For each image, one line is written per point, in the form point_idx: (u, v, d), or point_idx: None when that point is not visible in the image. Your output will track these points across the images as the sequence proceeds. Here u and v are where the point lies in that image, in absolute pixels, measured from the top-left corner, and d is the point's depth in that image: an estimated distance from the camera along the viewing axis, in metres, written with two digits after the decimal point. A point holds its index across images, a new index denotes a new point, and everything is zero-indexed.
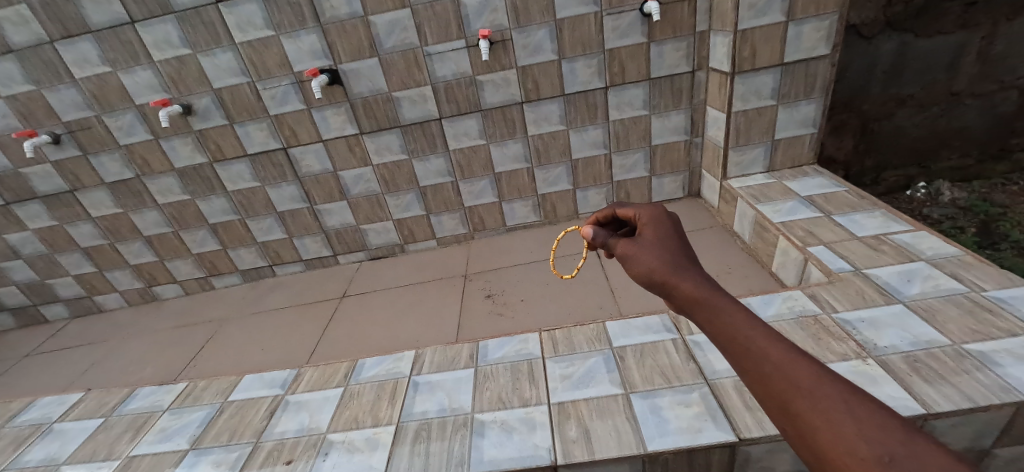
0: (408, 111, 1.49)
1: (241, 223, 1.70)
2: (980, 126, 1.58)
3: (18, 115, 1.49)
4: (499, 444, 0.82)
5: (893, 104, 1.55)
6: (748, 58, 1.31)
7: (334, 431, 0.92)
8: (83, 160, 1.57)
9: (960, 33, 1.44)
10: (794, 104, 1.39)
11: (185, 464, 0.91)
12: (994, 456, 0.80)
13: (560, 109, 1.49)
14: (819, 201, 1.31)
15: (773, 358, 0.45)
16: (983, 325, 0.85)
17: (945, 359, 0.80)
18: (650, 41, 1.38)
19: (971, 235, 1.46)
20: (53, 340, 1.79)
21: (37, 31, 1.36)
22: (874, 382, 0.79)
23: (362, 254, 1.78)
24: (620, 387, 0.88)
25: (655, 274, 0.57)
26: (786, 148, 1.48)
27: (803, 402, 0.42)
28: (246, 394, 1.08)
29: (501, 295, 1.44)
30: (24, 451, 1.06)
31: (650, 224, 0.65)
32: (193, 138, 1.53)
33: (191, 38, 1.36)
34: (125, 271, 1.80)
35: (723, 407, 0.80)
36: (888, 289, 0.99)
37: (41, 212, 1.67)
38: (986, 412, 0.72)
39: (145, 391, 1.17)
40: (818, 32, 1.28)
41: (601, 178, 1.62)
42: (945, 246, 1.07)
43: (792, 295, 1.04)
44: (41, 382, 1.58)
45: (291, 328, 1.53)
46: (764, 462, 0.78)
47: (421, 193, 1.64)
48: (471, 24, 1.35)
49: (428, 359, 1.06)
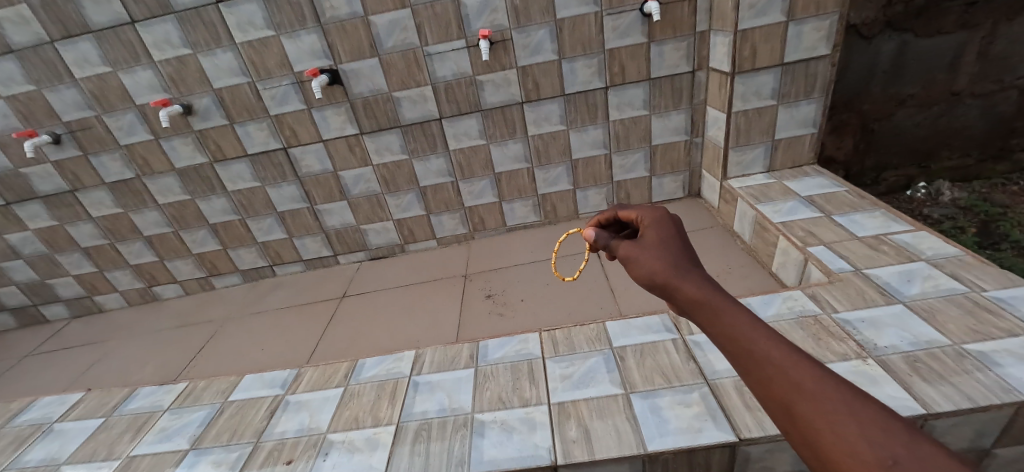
0: (408, 111, 1.49)
1: (241, 223, 1.70)
2: (980, 126, 1.58)
3: (18, 115, 1.49)
4: (499, 444, 0.82)
5: (893, 104, 1.55)
6: (748, 58, 1.31)
7: (335, 431, 0.92)
8: (84, 161, 1.57)
9: (960, 34, 1.44)
10: (794, 105, 1.39)
11: (185, 464, 0.91)
12: (994, 456, 0.80)
13: (560, 109, 1.49)
14: (819, 201, 1.31)
15: (775, 360, 0.45)
16: (984, 325, 0.85)
17: (945, 359, 0.80)
18: (650, 41, 1.38)
19: (971, 235, 1.46)
20: (53, 340, 1.79)
21: (37, 31, 1.36)
22: (874, 382, 0.79)
23: (362, 254, 1.78)
24: (620, 387, 0.88)
25: (656, 276, 0.57)
26: (786, 148, 1.48)
27: (806, 405, 0.42)
28: (246, 394, 1.08)
29: (501, 295, 1.44)
30: (24, 451, 1.06)
31: (653, 226, 0.65)
32: (193, 138, 1.53)
33: (191, 38, 1.36)
34: (125, 271, 1.80)
35: (723, 407, 0.80)
36: (888, 289, 0.99)
37: (42, 212, 1.67)
38: (986, 412, 0.72)
39: (145, 391, 1.17)
40: (818, 32, 1.28)
41: (601, 178, 1.62)
42: (945, 246, 1.07)
43: (793, 295, 1.04)
44: (41, 382, 1.58)
45: (292, 327, 1.53)
46: (765, 462, 0.78)
47: (421, 193, 1.64)
48: (471, 24, 1.35)
49: (428, 359, 1.07)
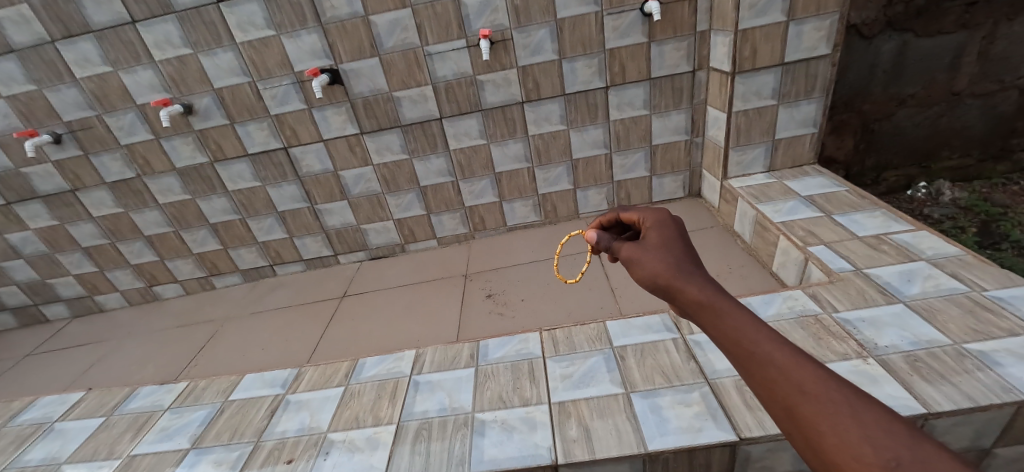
0: (408, 111, 1.49)
1: (241, 223, 1.70)
2: (980, 126, 1.58)
3: (19, 115, 1.49)
4: (499, 444, 0.82)
5: (893, 104, 1.55)
6: (749, 58, 1.31)
7: (335, 430, 0.92)
8: (84, 160, 1.57)
9: (960, 34, 1.44)
10: (795, 104, 1.39)
11: (185, 464, 0.91)
12: (994, 456, 0.80)
13: (560, 109, 1.49)
14: (820, 201, 1.31)
15: (778, 362, 0.45)
16: (984, 324, 0.85)
17: (945, 359, 0.80)
18: (650, 41, 1.38)
19: (972, 235, 1.46)
20: (54, 340, 1.79)
21: (38, 31, 1.36)
22: (874, 382, 0.79)
23: (362, 254, 1.78)
24: (620, 386, 0.88)
25: (659, 278, 0.57)
26: (786, 148, 1.48)
27: (809, 407, 0.42)
28: (246, 393, 1.08)
29: (501, 295, 1.44)
30: (24, 451, 1.07)
31: (655, 228, 0.65)
32: (194, 137, 1.53)
33: (191, 37, 1.36)
34: (126, 271, 1.80)
35: (723, 406, 0.80)
36: (888, 288, 0.99)
37: (42, 211, 1.67)
38: (986, 412, 0.72)
39: (146, 391, 1.18)
40: (818, 32, 1.28)
41: (601, 178, 1.62)
42: (945, 246, 1.07)
43: (793, 295, 1.04)
44: (41, 381, 1.58)
45: (292, 327, 1.53)
46: (764, 462, 0.78)
47: (422, 193, 1.65)
48: (471, 24, 1.35)
49: (428, 359, 1.06)
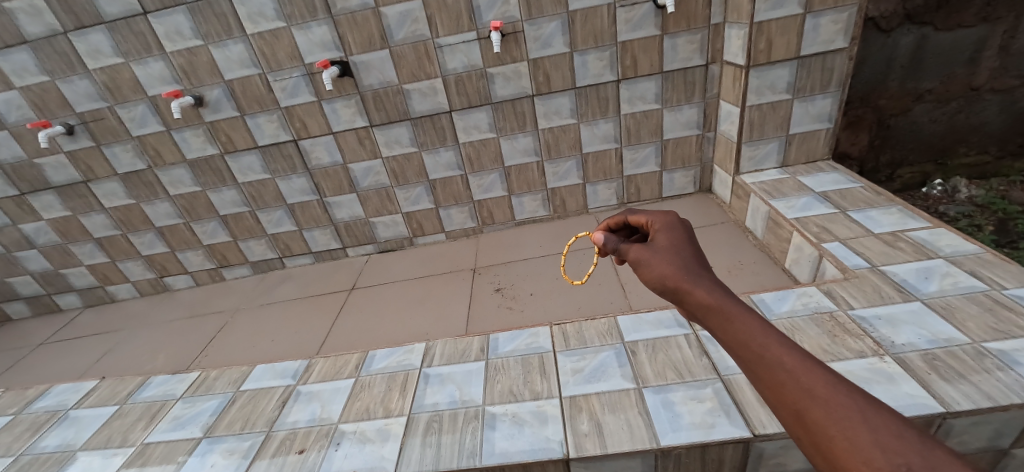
0: (418, 103, 1.48)
1: (252, 215, 1.71)
2: (999, 121, 1.55)
3: (32, 105, 1.50)
4: (510, 437, 0.82)
5: (910, 99, 1.52)
6: (764, 51, 1.29)
7: (346, 421, 0.92)
8: (96, 151, 1.58)
9: (982, 27, 1.40)
10: (810, 99, 1.37)
11: (198, 452, 0.92)
12: (1012, 456, 0.78)
13: (571, 102, 1.48)
14: (834, 198, 1.29)
15: (787, 366, 0.44)
16: (1004, 323, 0.84)
17: (964, 357, 0.79)
18: (663, 33, 1.36)
19: (989, 233, 1.43)
20: (68, 329, 1.82)
21: (50, 22, 1.36)
22: (891, 380, 0.77)
23: (370, 247, 1.79)
24: (632, 381, 0.88)
25: (667, 279, 0.56)
26: (800, 143, 1.45)
27: (818, 411, 0.41)
28: (258, 384, 1.09)
29: (510, 289, 1.43)
30: (40, 437, 1.08)
31: (665, 232, 0.64)
32: (205, 129, 1.53)
33: (203, 29, 1.36)
34: (137, 262, 1.82)
35: (737, 403, 0.79)
36: (905, 286, 0.97)
37: (55, 202, 1.69)
38: (1005, 412, 0.71)
39: (158, 380, 1.19)
40: (835, 24, 1.25)
41: (611, 172, 1.61)
42: (965, 244, 1.05)
43: (807, 291, 1.03)
44: (56, 369, 1.60)
45: (301, 319, 1.54)
46: (778, 459, 0.77)
47: (431, 186, 1.64)
48: (482, 16, 1.34)
49: (438, 351, 1.07)
